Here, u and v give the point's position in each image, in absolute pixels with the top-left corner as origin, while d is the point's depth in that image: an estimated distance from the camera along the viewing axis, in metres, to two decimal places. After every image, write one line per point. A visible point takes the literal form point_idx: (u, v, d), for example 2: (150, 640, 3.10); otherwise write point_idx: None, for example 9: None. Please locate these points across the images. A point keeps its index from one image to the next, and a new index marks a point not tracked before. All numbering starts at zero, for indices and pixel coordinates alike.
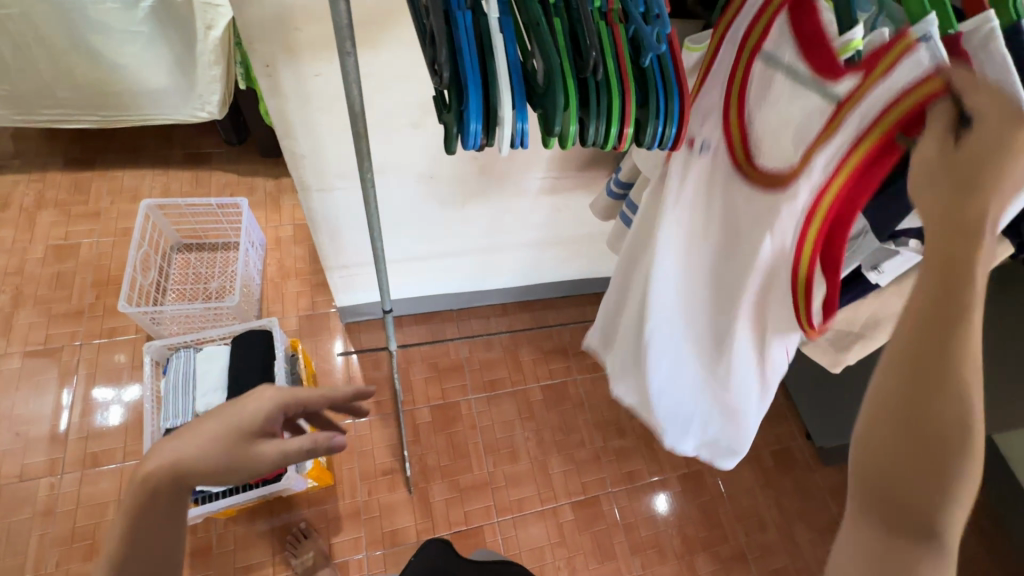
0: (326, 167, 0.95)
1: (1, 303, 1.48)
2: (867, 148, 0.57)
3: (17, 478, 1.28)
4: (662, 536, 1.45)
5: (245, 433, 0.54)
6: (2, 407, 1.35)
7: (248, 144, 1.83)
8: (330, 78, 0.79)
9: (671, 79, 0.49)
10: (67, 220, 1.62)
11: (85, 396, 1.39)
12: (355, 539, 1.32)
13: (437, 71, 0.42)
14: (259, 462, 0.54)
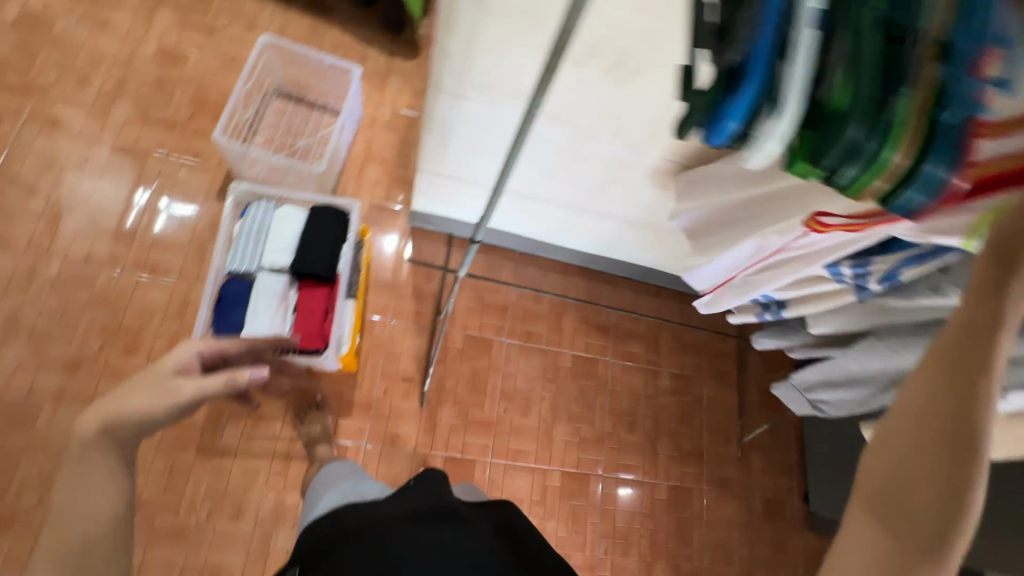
0: (467, 74, 0.89)
1: (103, 88, 1.49)
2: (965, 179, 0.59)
3: (81, 259, 1.34)
4: (633, 533, 1.49)
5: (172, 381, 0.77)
6: (82, 188, 1.39)
7: (372, 10, 1.74)
8: None
9: (961, 147, 0.50)
10: (182, 27, 1.59)
11: (156, 206, 1.42)
12: (360, 428, 1.37)
13: (724, 68, 0.49)
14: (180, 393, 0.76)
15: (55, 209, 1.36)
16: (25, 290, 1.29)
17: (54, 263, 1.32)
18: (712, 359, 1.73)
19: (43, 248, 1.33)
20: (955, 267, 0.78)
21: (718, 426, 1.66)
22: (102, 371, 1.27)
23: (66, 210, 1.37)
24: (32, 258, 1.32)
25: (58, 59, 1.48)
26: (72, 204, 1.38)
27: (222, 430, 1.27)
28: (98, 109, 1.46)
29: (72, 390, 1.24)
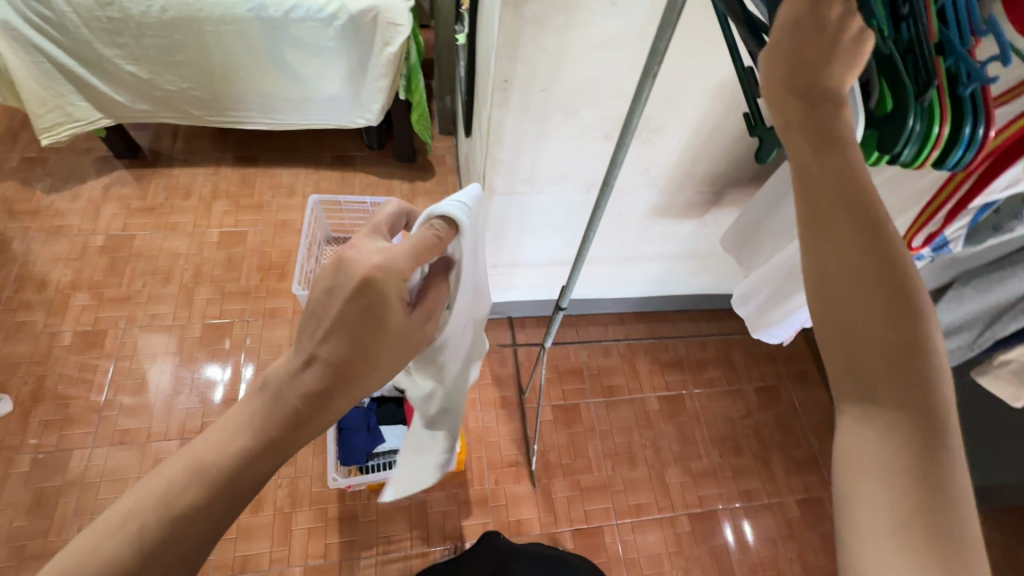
0: (513, 139, 0.94)
1: (185, 279, 1.63)
2: (914, 235, 0.75)
3: (179, 437, 1.39)
4: (781, 559, 1.44)
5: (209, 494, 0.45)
6: (168, 369, 1.48)
7: (386, 149, 1.96)
8: (565, 84, 0.85)
9: None
10: (237, 210, 1.78)
11: (237, 370, 1.49)
12: (484, 525, 1.38)
13: None
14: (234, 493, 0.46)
15: (148, 397, 1.44)
16: (134, 483, 1.32)
17: (155, 449, 1.37)
18: (789, 363, 1.73)
19: (146, 436, 1.38)
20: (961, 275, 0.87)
21: (821, 427, 1.63)
22: (236, 534, 1.30)
23: (155, 396, 1.44)
24: (138, 449, 1.37)
25: (143, 266, 1.64)
26: (162, 389, 1.45)
27: (357, 560, 1.30)
28: (182, 298, 1.60)
29: (212, 560, 1.26)
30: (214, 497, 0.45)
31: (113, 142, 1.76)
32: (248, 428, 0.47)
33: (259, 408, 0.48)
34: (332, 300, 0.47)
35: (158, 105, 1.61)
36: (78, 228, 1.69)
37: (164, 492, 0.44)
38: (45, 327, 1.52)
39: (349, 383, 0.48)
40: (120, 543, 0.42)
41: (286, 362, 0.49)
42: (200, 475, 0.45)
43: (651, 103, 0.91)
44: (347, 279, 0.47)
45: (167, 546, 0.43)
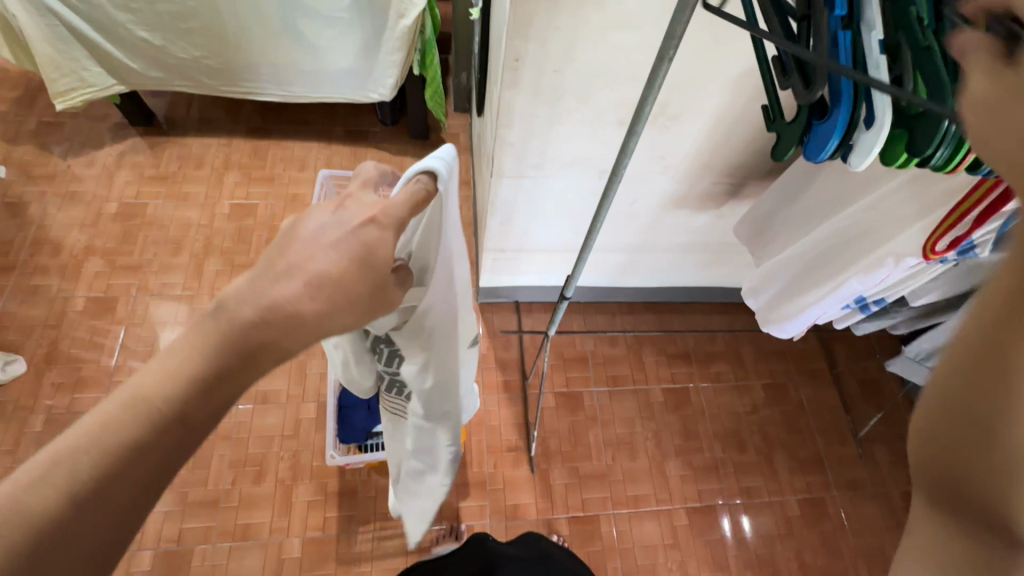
0: (523, 121, 0.91)
1: (195, 250, 1.64)
2: (939, 238, 0.71)
3: None
4: (778, 558, 1.43)
5: (155, 425, 0.41)
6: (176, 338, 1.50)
7: (399, 126, 1.93)
8: (579, 66, 0.81)
9: None
10: (248, 182, 1.77)
11: None
12: (481, 507, 1.39)
13: None
14: (188, 418, 0.43)
15: None
16: None
17: None
18: (800, 361, 1.69)
19: None
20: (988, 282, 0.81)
21: (828, 428, 1.60)
22: (238, 502, 1.32)
23: None
24: None
25: (155, 234, 1.65)
26: None
27: (354, 534, 1.32)
28: (192, 268, 1.61)
29: (214, 526, 1.29)
30: (162, 432, 0.42)
31: (127, 109, 1.76)
32: (198, 358, 0.44)
33: (211, 336, 0.45)
34: (322, 249, 0.49)
35: (171, 73, 1.59)
36: (92, 194, 1.70)
37: (98, 435, 0.40)
38: (59, 292, 1.55)
39: (318, 317, 0.48)
40: (51, 488, 0.38)
41: (249, 290, 0.47)
42: (137, 408, 0.41)
43: (669, 88, 0.86)
44: (344, 229, 0.50)
45: (111, 488, 0.39)
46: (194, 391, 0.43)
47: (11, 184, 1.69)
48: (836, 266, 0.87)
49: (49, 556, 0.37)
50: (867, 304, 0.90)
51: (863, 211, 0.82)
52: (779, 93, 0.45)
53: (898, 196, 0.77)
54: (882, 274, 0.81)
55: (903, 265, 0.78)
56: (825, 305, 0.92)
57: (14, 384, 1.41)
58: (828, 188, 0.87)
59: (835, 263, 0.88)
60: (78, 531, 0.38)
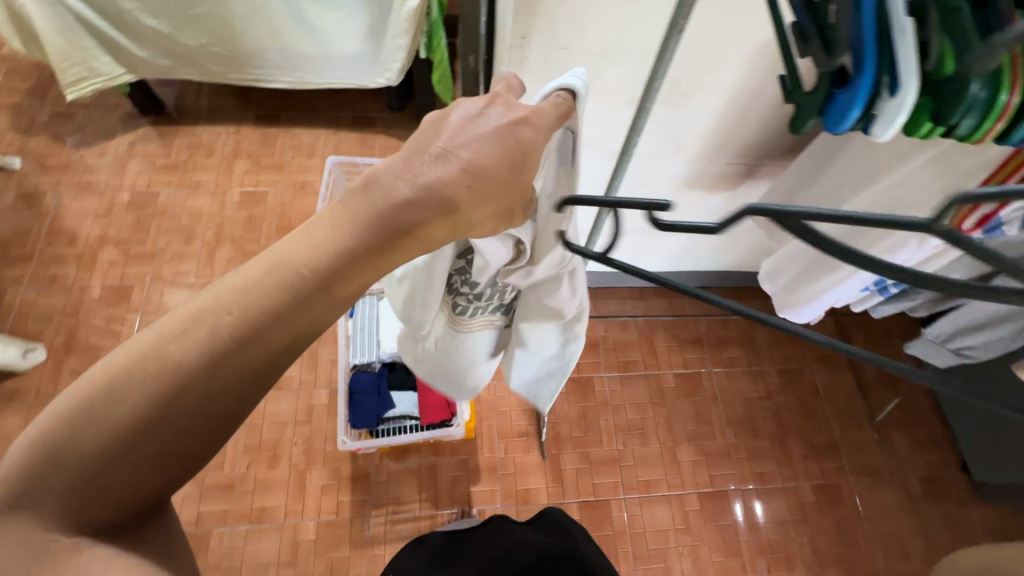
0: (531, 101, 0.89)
1: (207, 238, 1.65)
2: (965, 213, 0.68)
3: None
4: (791, 544, 1.42)
5: (294, 297, 0.37)
6: None
7: (407, 111, 1.91)
8: (588, 43, 0.79)
9: None
10: (257, 170, 1.77)
11: None
12: (491, 491, 1.40)
13: None
14: (335, 292, 0.39)
15: None
16: None
17: None
18: (816, 346, 1.66)
19: None
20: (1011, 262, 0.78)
21: (844, 413, 1.58)
22: (253, 486, 1.35)
23: None
24: None
25: (167, 223, 1.67)
26: None
27: (367, 517, 1.34)
28: (204, 256, 1.62)
29: (230, 509, 1.32)
30: (299, 304, 0.38)
31: (137, 98, 1.76)
32: (351, 226, 0.40)
33: (363, 204, 0.41)
34: (479, 136, 0.44)
35: (179, 61, 1.59)
36: (105, 184, 1.72)
37: (244, 292, 0.36)
38: (75, 280, 1.57)
39: (468, 206, 0.44)
40: (190, 340, 0.35)
41: (403, 165, 0.42)
42: (279, 276, 0.37)
43: (681, 64, 0.84)
44: (497, 124, 0.45)
45: (240, 356, 0.36)
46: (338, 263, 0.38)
47: (26, 175, 1.71)
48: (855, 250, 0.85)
49: (183, 403, 0.35)
50: (886, 287, 0.89)
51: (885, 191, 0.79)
52: (796, 62, 0.43)
53: None
54: (903, 256, 0.79)
55: (925, 246, 0.77)
56: (845, 288, 0.90)
57: (35, 371, 1.44)
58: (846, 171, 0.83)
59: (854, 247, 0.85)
60: (199, 394, 0.36)
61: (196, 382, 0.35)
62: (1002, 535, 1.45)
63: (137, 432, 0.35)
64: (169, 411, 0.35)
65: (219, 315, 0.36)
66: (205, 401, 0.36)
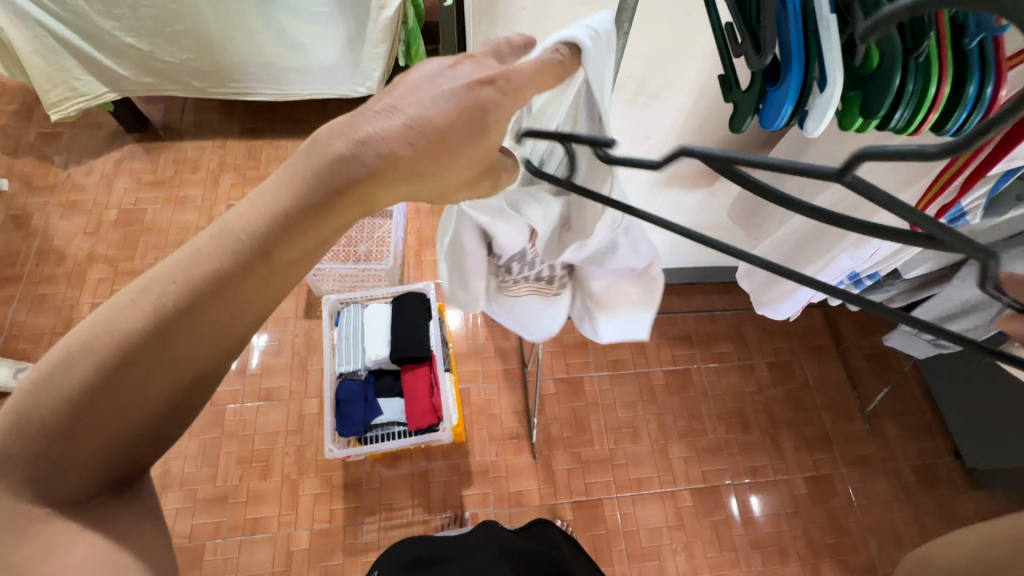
0: None
1: None
2: (925, 202, 0.68)
3: None
4: (785, 536, 1.42)
5: (236, 266, 0.35)
6: None
7: None
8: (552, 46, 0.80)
9: None
10: (244, 183, 1.79)
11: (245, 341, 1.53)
12: (484, 495, 1.40)
13: None
14: (276, 261, 0.36)
15: None
16: None
17: None
18: (806, 338, 1.66)
19: None
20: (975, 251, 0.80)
21: (835, 404, 1.58)
22: (246, 498, 1.35)
23: None
24: None
25: (154, 239, 1.68)
26: None
27: (360, 525, 1.34)
28: None
29: (224, 521, 1.33)
30: (241, 278, 0.36)
31: (121, 116, 1.77)
32: (291, 193, 0.35)
33: (305, 168, 0.35)
34: (431, 97, 0.36)
35: (161, 78, 1.61)
36: (92, 202, 1.73)
37: (189, 261, 0.35)
38: (65, 299, 1.58)
39: (415, 174, 0.36)
40: (135, 316, 0.35)
41: (348, 121, 0.35)
42: (223, 245, 0.35)
43: (645, 64, 0.84)
44: (457, 84, 0.36)
45: (189, 323, 0.36)
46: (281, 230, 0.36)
47: (14, 196, 1.72)
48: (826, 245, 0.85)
49: (136, 367, 0.36)
50: (860, 279, 0.90)
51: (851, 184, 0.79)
52: (732, 61, 0.43)
53: (885, 168, 0.74)
54: (871, 249, 0.80)
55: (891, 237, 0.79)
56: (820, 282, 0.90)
57: None
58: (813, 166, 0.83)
59: (826, 241, 0.85)
60: (152, 366, 0.36)
61: (146, 350, 0.35)
62: (996, 521, 1.45)
63: (92, 395, 0.35)
64: (125, 386, 0.36)
65: (167, 283, 0.35)
66: (158, 364, 0.36)
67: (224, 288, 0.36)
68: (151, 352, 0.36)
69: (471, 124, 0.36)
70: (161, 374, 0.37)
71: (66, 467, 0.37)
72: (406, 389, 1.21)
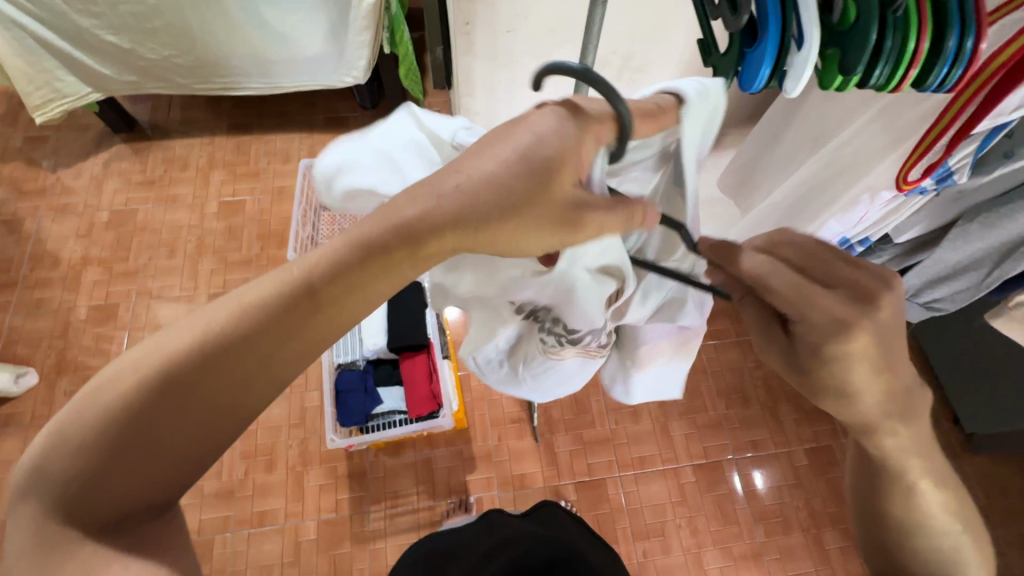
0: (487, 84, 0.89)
1: (188, 251, 1.66)
2: (912, 162, 0.68)
3: None
4: (787, 508, 1.43)
5: (286, 303, 0.39)
6: None
7: (380, 108, 1.91)
8: (534, 24, 0.79)
9: None
10: (234, 179, 1.78)
11: None
12: (487, 479, 1.41)
13: None
14: (328, 309, 0.40)
15: None
16: None
17: None
18: None
19: None
20: (966, 211, 0.79)
21: None
22: (252, 491, 1.37)
23: None
24: None
25: (148, 239, 1.67)
26: None
27: (366, 513, 1.36)
28: (188, 270, 1.63)
29: (231, 515, 1.34)
30: (292, 314, 0.39)
31: (107, 117, 1.76)
32: (345, 239, 0.40)
33: (371, 221, 0.40)
34: (505, 150, 0.38)
35: (144, 76, 1.59)
36: (83, 205, 1.72)
37: (248, 297, 0.39)
38: (62, 302, 1.58)
39: (478, 228, 0.39)
40: (190, 345, 0.38)
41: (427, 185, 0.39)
42: (281, 286, 0.39)
43: (628, 39, 0.83)
44: (518, 146, 0.38)
45: (241, 355, 0.39)
46: (329, 273, 0.39)
47: (4, 202, 1.72)
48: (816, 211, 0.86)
49: (190, 392, 0.39)
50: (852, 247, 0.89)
51: (837, 149, 0.78)
52: (709, 22, 0.43)
53: (871, 130, 0.74)
54: (860, 212, 0.81)
55: (879, 200, 0.78)
56: None
57: (29, 395, 1.46)
58: (803, 132, 0.82)
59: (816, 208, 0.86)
60: (195, 388, 0.39)
61: (202, 378, 0.39)
62: (996, 484, 1.47)
63: (148, 417, 0.38)
64: (168, 406, 0.38)
65: (226, 314, 0.39)
66: (212, 395, 0.39)
67: (274, 326, 0.39)
68: (207, 382, 0.39)
69: (542, 176, 0.38)
70: (211, 405, 0.39)
71: (105, 490, 0.38)
72: (405, 377, 1.22)
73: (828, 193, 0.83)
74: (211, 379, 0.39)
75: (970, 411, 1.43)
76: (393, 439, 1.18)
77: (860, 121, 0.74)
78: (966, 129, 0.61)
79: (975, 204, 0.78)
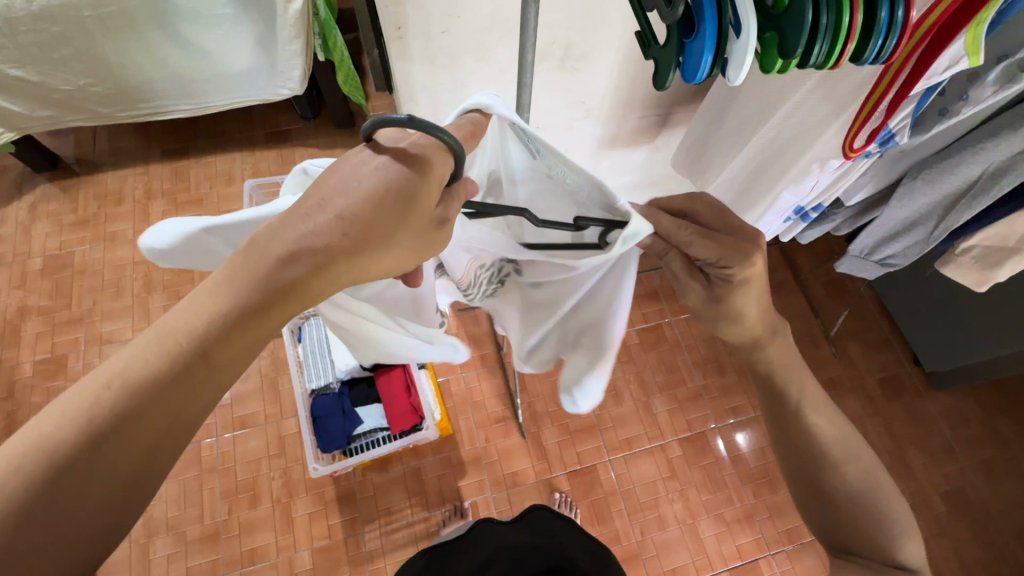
0: (428, 87, 0.87)
1: (136, 290, 1.57)
2: (855, 128, 0.69)
3: None
4: (772, 467, 1.48)
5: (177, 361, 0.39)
6: None
7: (322, 117, 1.84)
8: (467, 23, 0.76)
9: None
10: (176, 209, 1.69)
11: None
12: (480, 482, 1.41)
13: None
14: (221, 358, 0.41)
15: None
16: None
17: None
18: None
19: None
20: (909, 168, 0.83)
21: (800, 335, 1.64)
22: (238, 530, 1.32)
23: None
24: None
25: (89, 282, 1.57)
26: None
27: (361, 535, 1.33)
28: (138, 311, 1.54)
29: (219, 558, 1.29)
30: (187, 374, 0.40)
31: (26, 156, 1.64)
32: (227, 294, 0.40)
33: (242, 277, 0.39)
34: (352, 185, 0.40)
35: (62, 109, 1.48)
36: (12, 253, 1.61)
37: (132, 364, 0.39)
38: (4, 362, 1.47)
39: (353, 256, 0.40)
40: (76, 422, 0.37)
41: (280, 224, 0.40)
42: (166, 346, 0.39)
43: (566, 27, 0.82)
44: (365, 185, 0.40)
45: (141, 418, 0.39)
46: (216, 329, 0.40)
47: None
48: (771, 181, 0.87)
49: (94, 464, 0.38)
50: (807, 213, 0.92)
51: (782, 120, 0.79)
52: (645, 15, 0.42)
53: (811, 100, 0.75)
54: (811, 181, 0.83)
55: (828, 167, 0.79)
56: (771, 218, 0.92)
57: None
58: (748, 107, 0.83)
59: (772, 179, 0.87)
60: (97, 463, 0.38)
61: (99, 448, 0.38)
62: (957, 417, 1.56)
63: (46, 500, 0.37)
64: (73, 486, 0.37)
65: (112, 383, 0.38)
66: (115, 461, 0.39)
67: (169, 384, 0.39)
68: (108, 451, 0.38)
69: (399, 206, 0.41)
70: (117, 470, 0.39)
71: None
72: (382, 393, 1.20)
73: (781, 164, 0.84)
74: (112, 445, 0.38)
75: (928, 352, 1.50)
76: (378, 455, 1.15)
77: (800, 92, 0.75)
78: (902, 92, 0.63)
79: (917, 162, 0.81)
